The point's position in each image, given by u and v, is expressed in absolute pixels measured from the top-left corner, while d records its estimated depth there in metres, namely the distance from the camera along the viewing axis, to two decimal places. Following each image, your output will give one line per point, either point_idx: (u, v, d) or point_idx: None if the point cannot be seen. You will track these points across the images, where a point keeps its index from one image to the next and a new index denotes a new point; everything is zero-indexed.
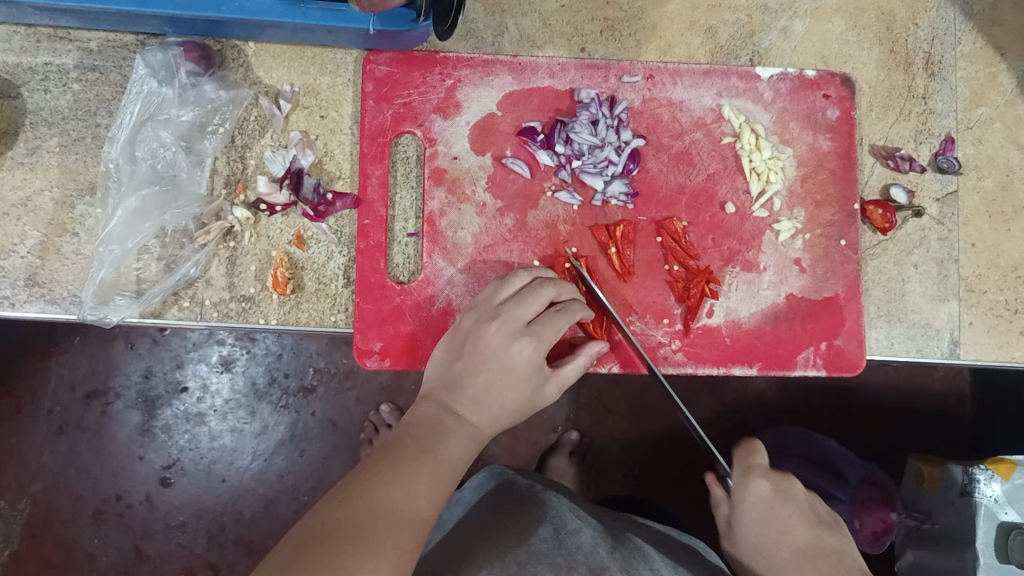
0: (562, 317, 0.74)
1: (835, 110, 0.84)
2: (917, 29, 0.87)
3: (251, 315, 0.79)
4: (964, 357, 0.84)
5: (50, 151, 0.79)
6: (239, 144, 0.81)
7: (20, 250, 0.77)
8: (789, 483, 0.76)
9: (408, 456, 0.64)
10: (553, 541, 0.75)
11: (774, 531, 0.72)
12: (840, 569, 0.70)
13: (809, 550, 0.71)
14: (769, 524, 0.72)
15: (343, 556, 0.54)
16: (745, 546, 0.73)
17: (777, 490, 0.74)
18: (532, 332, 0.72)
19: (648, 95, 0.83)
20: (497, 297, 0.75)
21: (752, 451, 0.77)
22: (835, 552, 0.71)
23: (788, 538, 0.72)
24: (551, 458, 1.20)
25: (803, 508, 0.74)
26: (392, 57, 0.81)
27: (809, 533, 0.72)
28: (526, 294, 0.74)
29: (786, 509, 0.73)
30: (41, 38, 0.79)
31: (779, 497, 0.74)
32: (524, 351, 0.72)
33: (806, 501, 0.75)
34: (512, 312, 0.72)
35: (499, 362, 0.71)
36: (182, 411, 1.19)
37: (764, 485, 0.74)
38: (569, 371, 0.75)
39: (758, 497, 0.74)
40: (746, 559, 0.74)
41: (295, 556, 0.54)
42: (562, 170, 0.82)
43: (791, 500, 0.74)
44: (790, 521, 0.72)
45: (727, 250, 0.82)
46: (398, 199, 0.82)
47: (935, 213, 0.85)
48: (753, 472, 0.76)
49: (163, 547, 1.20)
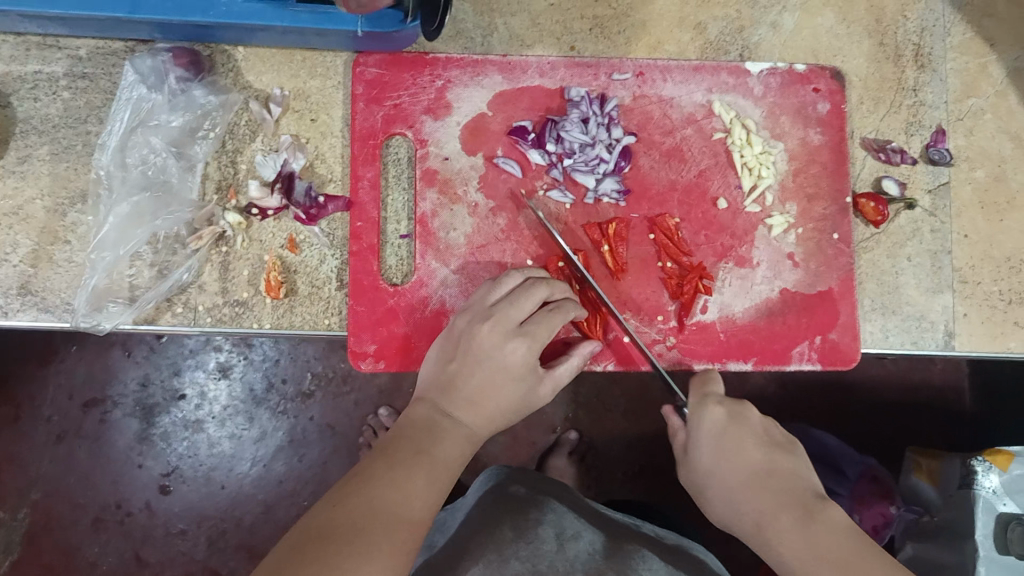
0: (555, 316, 0.74)
1: (825, 104, 0.84)
2: (907, 22, 0.87)
3: (245, 319, 0.79)
4: (959, 348, 0.84)
5: (41, 159, 0.79)
6: (230, 149, 0.81)
7: (13, 259, 0.77)
8: (744, 407, 0.75)
9: (403, 458, 0.64)
10: (553, 543, 0.76)
11: (728, 456, 0.72)
12: (792, 490, 0.69)
13: (764, 471, 0.71)
14: (724, 449, 0.72)
15: (340, 556, 0.54)
16: (701, 473, 0.73)
17: (729, 416, 0.74)
18: (526, 332, 0.73)
19: (639, 92, 0.83)
20: (490, 297, 0.75)
21: (707, 378, 0.76)
22: (790, 475, 0.71)
23: (740, 463, 0.71)
24: (550, 458, 1.20)
25: (757, 431, 0.74)
26: (382, 59, 0.81)
27: (765, 455, 0.72)
28: (519, 294, 0.73)
29: (740, 433, 0.73)
30: (30, 47, 0.79)
31: (733, 423, 0.74)
32: (518, 350, 0.72)
33: (760, 424, 0.74)
34: (505, 312, 0.72)
35: (492, 361, 0.71)
36: (180, 418, 1.19)
37: (718, 410, 0.74)
38: (563, 371, 0.75)
39: (713, 424, 0.74)
40: (702, 485, 0.74)
41: (291, 557, 0.54)
42: (554, 168, 0.82)
43: (745, 423, 0.74)
44: (744, 447, 0.72)
45: (721, 246, 0.82)
46: (390, 201, 0.82)
47: (927, 205, 0.85)
48: (706, 395, 0.75)
49: (163, 554, 1.19)
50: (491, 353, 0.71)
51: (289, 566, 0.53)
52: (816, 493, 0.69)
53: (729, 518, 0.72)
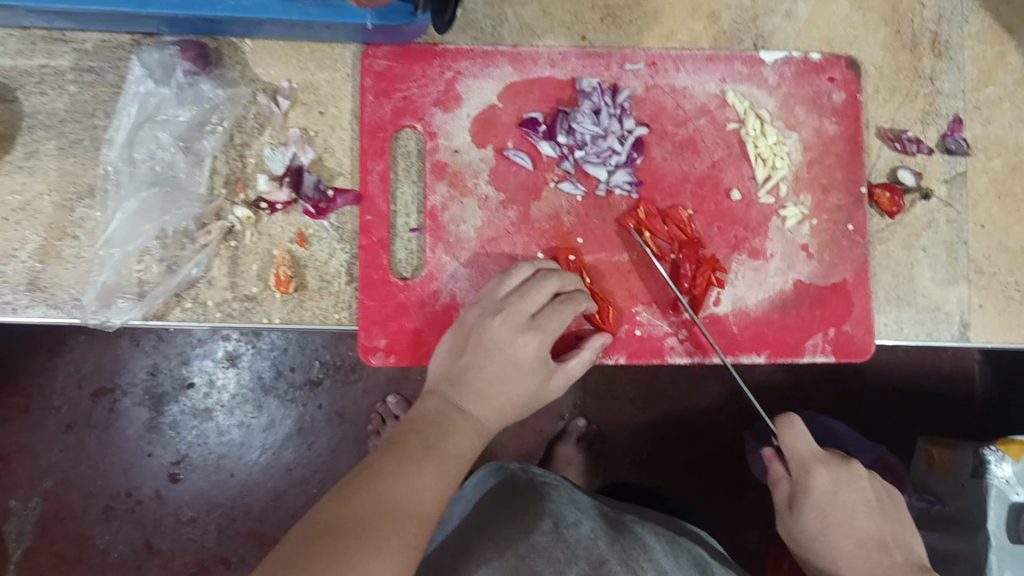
0: (568, 307, 0.74)
1: (841, 93, 0.83)
2: (924, 9, 0.85)
3: (254, 315, 0.78)
4: (974, 340, 0.83)
5: (47, 154, 0.78)
6: (239, 142, 0.80)
7: (20, 255, 0.77)
8: (852, 471, 0.74)
9: (412, 452, 0.63)
10: (553, 534, 0.75)
11: (838, 525, 0.72)
12: (901, 562, 0.72)
13: (873, 544, 0.72)
14: (834, 516, 0.73)
15: (349, 551, 0.54)
16: (805, 538, 0.74)
17: (839, 480, 0.73)
18: (538, 325, 0.72)
19: (651, 82, 0.82)
20: (500, 290, 0.75)
21: (802, 433, 0.75)
22: (896, 546, 0.73)
23: (849, 531, 0.72)
24: (558, 445, 1.20)
25: (867, 495, 0.73)
26: (391, 50, 0.80)
27: (872, 523, 0.73)
28: (530, 287, 0.74)
29: (852, 499, 0.73)
30: (36, 40, 0.78)
31: (841, 487, 0.73)
32: (530, 343, 0.71)
33: (869, 488, 0.74)
34: (516, 305, 0.72)
35: (504, 354, 0.71)
36: (190, 407, 1.20)
37: (825, 477, 0.73)
38: (574, 365, 0.75)
39: (819, 489, 0.73)
40: (800, 545, 0.75)
41: (300, 551, 0.53)
42: (566, 160, 0.81)
43: (852, 486, 0.73)
44: (852, 516, 0.73)
45: (734, 237, 0.81)
46: (400, 194, 0.81)
47: (943, 196, 0.84)
48: (809, 457, 0.74)
49: (175, 541, 1.20)
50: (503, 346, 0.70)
51: (296, 560, 0.52)
52: (921, 567, 0.72)
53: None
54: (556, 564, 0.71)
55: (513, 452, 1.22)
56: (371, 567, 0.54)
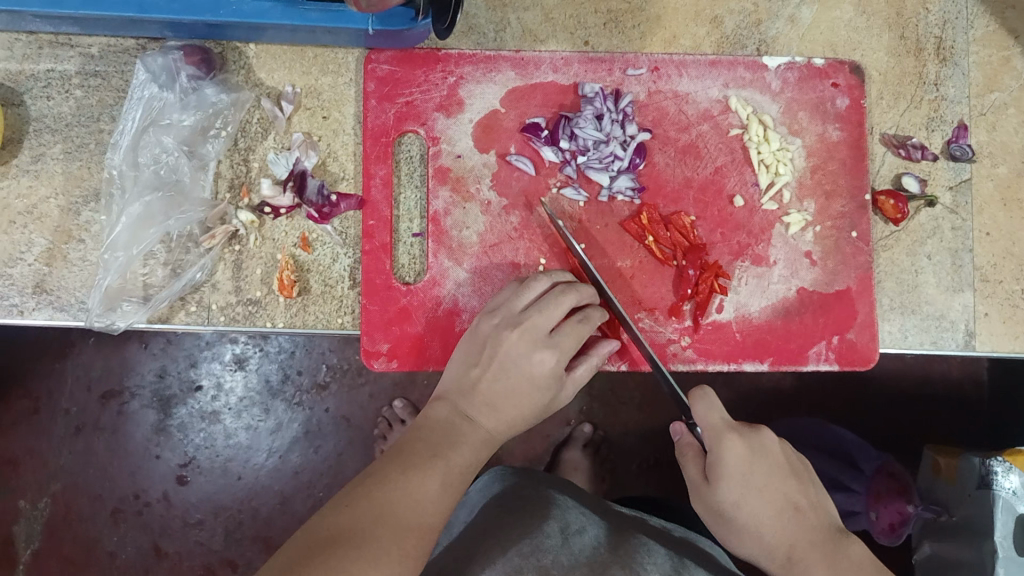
0: (584, 326, 0.74)
1: (844, 99, 0.83)
2: (928, 14, 0.85)
3: (258, 318, 0.79)
4: (980, 348, 0.82)
5: (54, 158, 0.79)
6: (243, 147, 0.80)
7: (27, 258, 0.78)
8: (762, 436, 0.72)
9: (419, 460, 0.63)
10: (558, 538, 0.75)
11: (757, 494, 0.70)
12: (818, 525, 0.71)
13: (790, 508, 0.71)
14: (754, 484, 0.70)
15: (348, 559, 0.54)
16: (727, 508, 0.71)
17: (752, 448, 0.71)
18: (556, 342, 0.72)
19: (653, 88, 0.82)
20: (518, 302, 0.74)
21: (713, 402, 0.71)
22: (811, 509, 0.72)
23: (769, 498, 0.70)
24: (563, 452, 1.19)
25: (777, 457, 0.72)
26: (394, 56, 0.80)
27: (786, 488, 0.71)
28: (549, 301, 0.73)
29: (766, 465, 0.71)
30: (42, 44, 0.79)
31: (755, 453, 0.71)
32: (546, 361, 0.72)
33: (779, 451, 0.72)
34: (534, 321, 0.72)
35: (519, 369, 0.71)
36: (196, 409, 1.20)
37: (741, 445, 0.70)
38: (582, 373, 0.75)
39: (736, 458, 0.70)
40: (719, 517, 0.72)
41: (299, 558, 0.53)
42: (568, 165, 0.81)
43: (766, 452, 0.71)
44: (769, 482, 0.71)
45: (737, 244, 0.81)
46: (403, 199, 0.82)
47: (948, 202, 0.83)
48: (724, 426, 0.71)
49: (181, 544, 1.21)
50: (519, 362, 0.71)
51: (294, 568, 0.52)
52: (835, 527, 0.72)
53: (751, 550, 0.72)
54: (562, 567, 0.71)
55: (518, 457, 1.22)
56: None
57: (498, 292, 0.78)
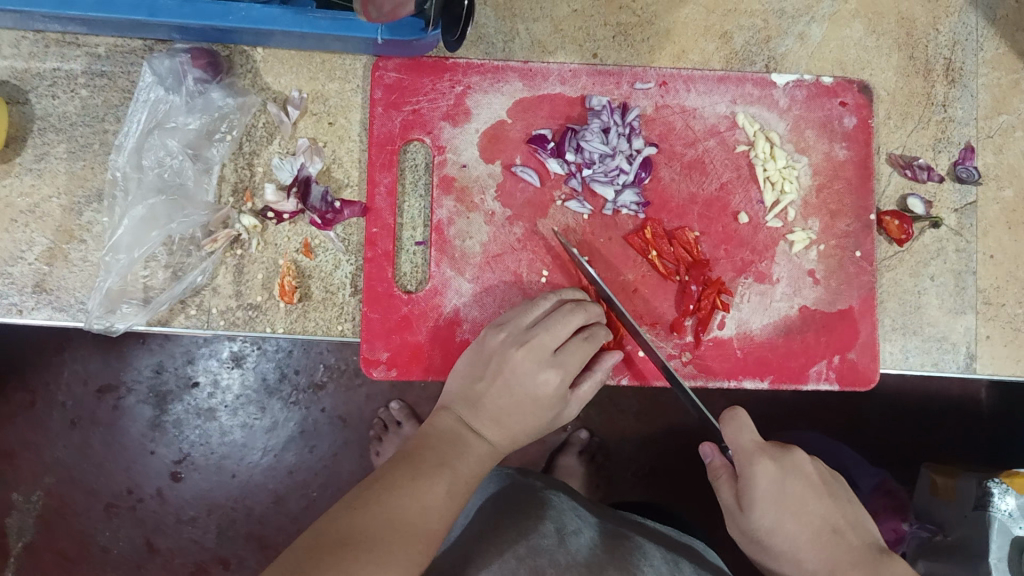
0: (588, 346, 0.74)
1: (852, 118, 0.83)
2: (938, 35, 0.85)
3: (258, 323, 0.79)
4: (980, 371, 0.82)
5: (57, 157, 0.78)
6: (247, 151, 0.80)
7: (28, 257, 0.77)
8: (793, 455, 0.72)
9: (427, 468, 0.64)
10: (554, 538, 0.75)
11: (791, 515, 0.70)
12: (856, 544, 0.70)
13: (828, 529, 0.70)
14: (787, 504, 0.70)
15: (358, 562, 0.54)
16: (760, 532, 0.71)
17: (784, 467, 0.71)
18: (560, 361, 0.72)
19: (661, 102, 0.81)
20: (525, 318, 0.74)
21: (745, 424, 0.72)
22: (850, 529, 0.71)
23: (804, 517, 0.70)
24: (560, 457, 1.20)
25: (810, 477, 0.72)
26: (402, 63, 0.80)
27: (823, 508, 0.71)
28: (556, 321, 0.73)
29: (799, 484, 0.71)
30: (49, 43, 0.79)
31: (787, 473, 0.71)
32: (550, 380, 0.72)
33: (811, 470, 0.72)
34: (541, 340, 0.72)
35: (524, 388, 0.71)
36: (193, 406, 1.20)
37: (771, 466, 0.70)
38: (586, 390, 0.75)
39: (766, 479, 0.70)
40: (753, 539, 0.72)
41: (309, 559, 0.53)
42: (573, 178, 0.81)
43: (798, 471, 0.71)
44: (803, 502, 0.70)
45: (740, 261, 0.81)
46: (407, 208, 0.81)
47: (953, 224, 0.83)
48: (755, 447, 0.71)
49: (175, 541, 1.20)
50: (524, 382, 0.70)
51: (305, 567, 0.52)
52: (879, 547, 0.70)
53: None
54: (558, 566, 0.71)
55: (514, 463, 1.22)
56: None
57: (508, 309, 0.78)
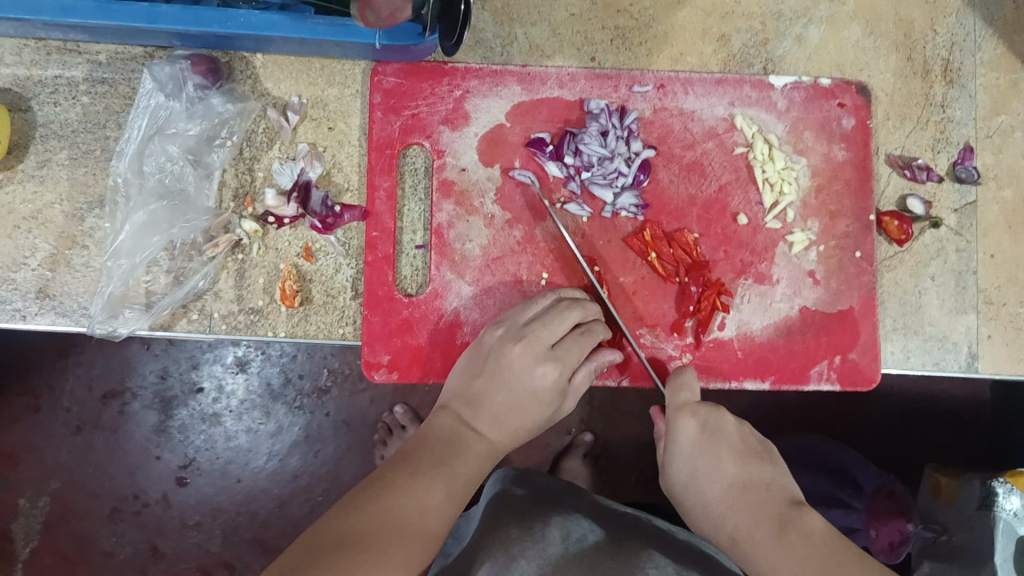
0: (586, 339, 0.74)
1: (850, 119, 0.83)
2: (937, 36, 0.85)
3: (259, 327, 0.79)
4: (981, 371, 0.82)
5: (60, 164, 0.79)
6: (248, 156, 0.81)
7: (31, 262, 0.78)
8: (721, 417, 0.74)
9: (426, 468, 0.64)
10: (558, 543, 0.75)
11: (703, 471, 0.71)
12: (768, 501, 0.68)
13: (740, 484, 0.69)
14: (700, 463, 0.71)
15: (358, 561, 0.54)
16: (679, 488, 0.73)
17: (705, 429, 0.73)
18: (557, 356, 0.73)
19: (659, 104, 0.81)
20: (523, 315, 0.74)
21: (684, 384, 0.75)
22: (767, 485, 0.69)
23: (714, 475, 0.70)
24: (564, 461, 1.20)
25: (732, 440, 0.72)
26: (400, 68, 0.80)
27: (739, 465, 0.71)
28: (553, 316, 0.73)
29: (718, 446, 0.71)
30: (50, 51, 0.79)
31: (708, 434, 0.72)
32: (548, 375, 0.72)
33: (736, 433, 0.73)
34: (537, 334, 0.72)
35: (521, 384, 0.71)
36: (198, 411, 1.20)
37: (693, 424, 0.73)
38: (581, 378, 0.75)
39: (686, 436, 0.73)
40: (680, 498, 0.73)
41: (308, 559, 0.53)
42: (572, 181, 0.81)
43: (721, 434, 0.72)
44: (718, 460, 0.71)
45: (740, 262, 0.81)
46: (407, 211, 0.82)
47: (953, 224, 0.83)
48: (682, 405, 0.74)
49: (179, 545, 1.21)
50: (520, 377, 0.71)
51: (303, 567, 0.52)
52: (790, 500, 0.68)
53: (709, 534, 0.70)
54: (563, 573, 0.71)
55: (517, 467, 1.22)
56: None
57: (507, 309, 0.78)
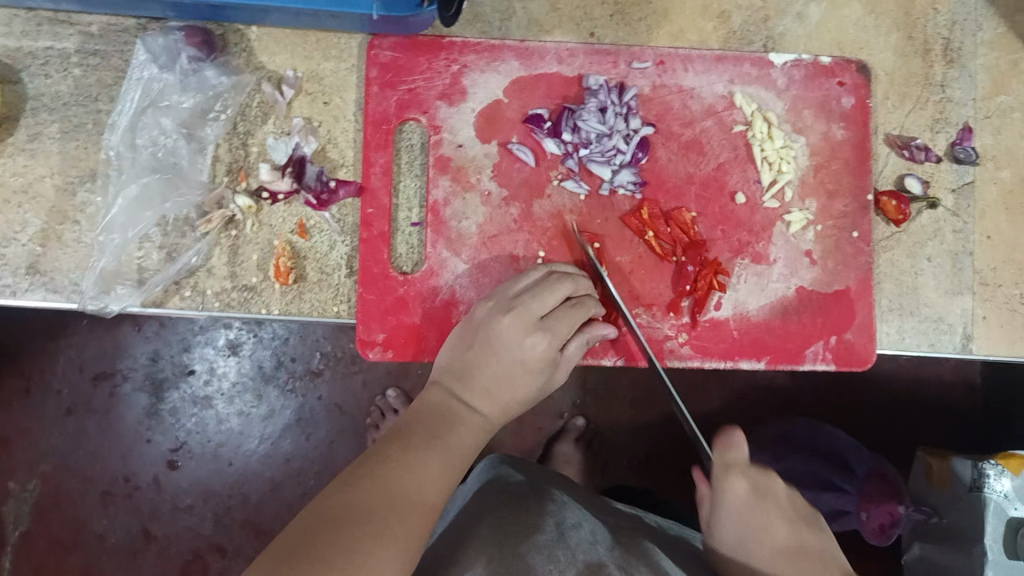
0: (577, 311, 0.74)
1: (849, 98, 0.82)
2: (937, 15, 0.84)
3: (253, 304, 0.78)
4: (976, 352, 0.82)
5: (51, 137, 0.78)
6: (241, 131, 0.79)
7: (21, 238, 0.77)
8: (769, 479, 0.73)
9: (420, 442, 0.64)
10: (553, 533, 0.74)
11: (755, 535, 0.70)
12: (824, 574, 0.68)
13: (796, 554, 0.69)
14: (749, 530, 0.70)
15: (354, 536, 0.54)
16: (726, 549, 0.72)
17: (756, 491, 0.71)
18: (547, 327, 0.72)
19: (658, 81, 0.81)
20: (513, 288, 0.74)
21: (733, 444, 0.73)
22: (822, 555, 0.70)
23: (767, 541, 0.69)
24: (557, 445, 1.19)
25: (781, 504, 0.72)
26: (398, 42, 0.80)
27: (794, 531, 0.71)
28: (543, 288, 0.73)
29: (767, 507, 0.71)
30: (42, 22, 0.78)
31: (758, 499, 0.71)
32: (538, 346, 0.71)
33: (784, 497, 0.73)
34: (527, 305, 0.72)
35: (512, 355, 0.71)
36: (189, 394, 1.19)
37: (744, 486, 0.71)
38: (573, 350, 0.74)
39: (736, 498, 0.71)
40: (728, 565, 0.72)
41: (305, 535, 0.53)
42: (569, 158, 0.80)
43: (769, 497, 0.72)
44: (772, 524, 0.70)
45: (737, 242, 0.81)
46: (402, 187, 0.81)
47: (950, 205, 0.83)
48: (732, 467, 0.72)
49: (170, 529, 1.20)
50: (511, 347, 0.70)
51: (303, 544, 0.52)
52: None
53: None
54: (557, 563, 0.70)
55: (511, 451, 1.22)
56: (378, 554, 0.54)
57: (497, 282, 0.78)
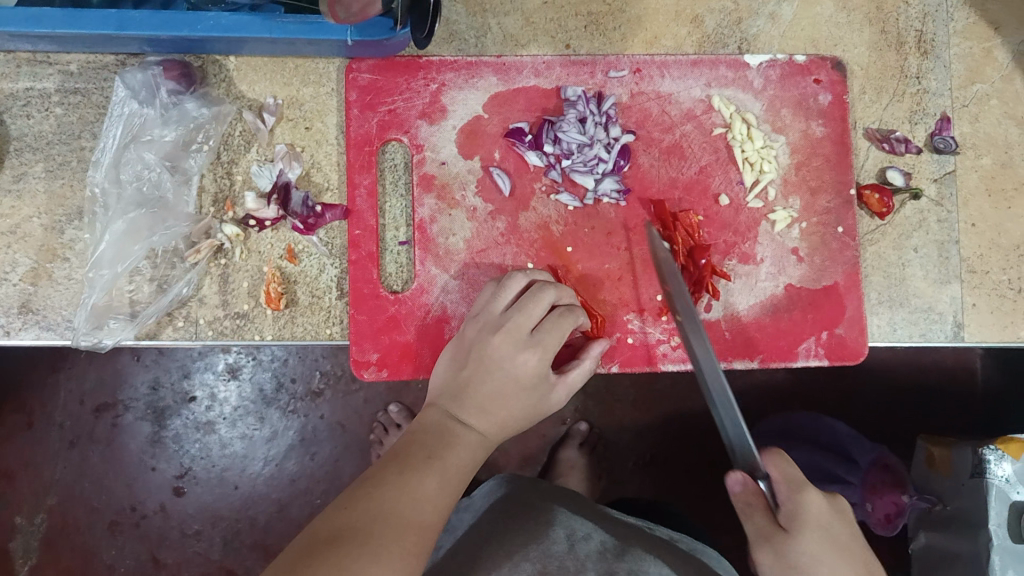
0: (565, 320, 0.74)
1: (827, 95, 0.83)
2: (909, 8, 0.85)
3: (247, 332, 0.79)
4: (969, 339, 0.83)
5: (36, 176, 0.78)
6: (225, 161, 0.80)
7: (12, 278, 0.77)
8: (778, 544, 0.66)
9: (415, 462, 0.64)
10: (563, 544, 0.75)
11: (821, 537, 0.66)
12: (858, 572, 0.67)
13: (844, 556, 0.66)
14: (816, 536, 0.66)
15: (347, 556, 0.54)
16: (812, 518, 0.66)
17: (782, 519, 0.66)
18: (538, 341, 0.72)
19: (636, 89, 0.81)
20: (498, 306, 0.74)
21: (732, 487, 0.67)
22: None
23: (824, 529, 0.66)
24: (561, 451, 1.19)
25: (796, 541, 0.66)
26: (375, 64, 0.80)
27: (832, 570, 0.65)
28: (529, 301, 0.73)
29: (842, 530, 0.67)
30: (21, 63, 0.79)
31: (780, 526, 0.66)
32: (530, 361, 0.72)
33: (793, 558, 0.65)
34: (515, 321, 0.72)
35: (504, 372, 0.71)
36: (191, 420, 1.20)
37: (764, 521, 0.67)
38: (574, 376, 0.75)
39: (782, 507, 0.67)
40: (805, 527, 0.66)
41: (301, 556, 0.54)
42: (552, 170, 0.81)
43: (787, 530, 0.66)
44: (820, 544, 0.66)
45: (724, 243, 0.81)
46: (388, 208, 0.81)
47: (933, 194, 0.83)
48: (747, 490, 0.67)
49: (180, 555, 1.20)
50: (502, 363, 0.71)
51: (297, 564, 0.53)
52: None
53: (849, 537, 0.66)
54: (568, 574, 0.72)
55: (515, 459, 1.22)
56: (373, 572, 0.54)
57: (478, 295, 0.78)
